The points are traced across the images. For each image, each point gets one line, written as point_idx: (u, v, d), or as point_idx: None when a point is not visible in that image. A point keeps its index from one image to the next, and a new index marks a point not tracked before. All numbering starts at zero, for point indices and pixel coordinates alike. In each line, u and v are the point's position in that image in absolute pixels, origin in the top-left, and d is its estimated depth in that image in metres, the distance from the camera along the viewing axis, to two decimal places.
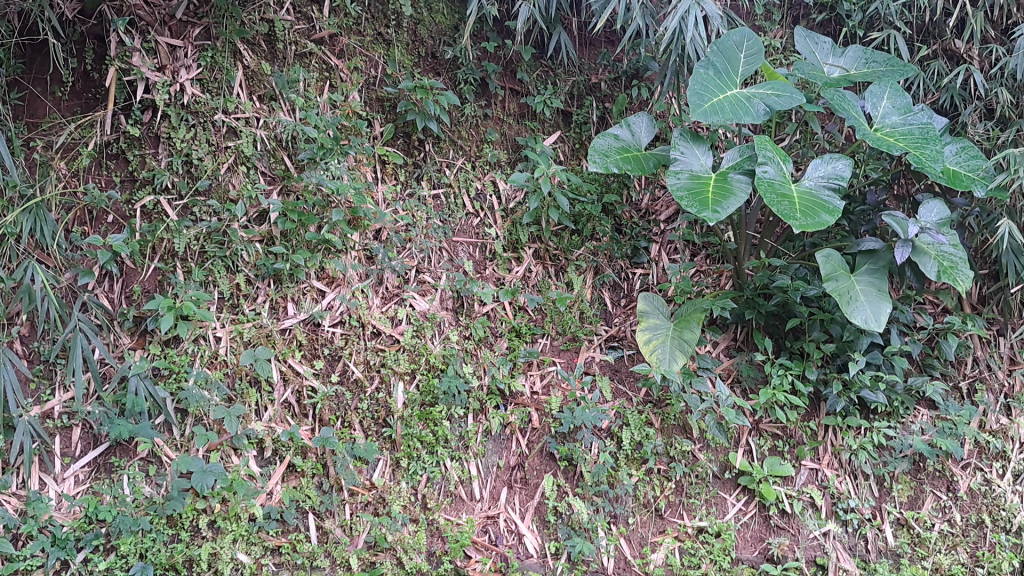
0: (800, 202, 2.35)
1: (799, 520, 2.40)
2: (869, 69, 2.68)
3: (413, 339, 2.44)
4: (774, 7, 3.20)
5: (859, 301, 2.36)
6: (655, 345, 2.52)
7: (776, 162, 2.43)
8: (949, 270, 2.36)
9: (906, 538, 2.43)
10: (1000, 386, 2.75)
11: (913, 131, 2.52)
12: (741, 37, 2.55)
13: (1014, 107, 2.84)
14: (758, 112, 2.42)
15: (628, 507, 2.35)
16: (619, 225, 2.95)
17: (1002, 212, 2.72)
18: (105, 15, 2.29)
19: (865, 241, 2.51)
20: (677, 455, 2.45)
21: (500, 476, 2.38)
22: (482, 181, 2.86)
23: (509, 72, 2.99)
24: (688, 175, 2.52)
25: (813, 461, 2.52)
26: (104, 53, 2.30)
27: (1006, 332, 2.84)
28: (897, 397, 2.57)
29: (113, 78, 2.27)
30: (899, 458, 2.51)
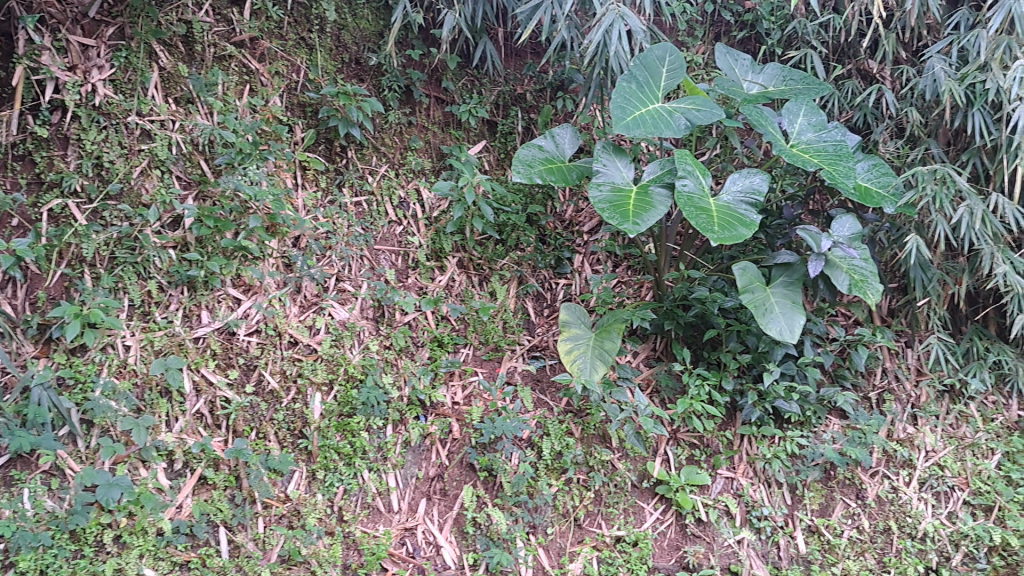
0: (718, 217, 2.37)
1: (714, 528, 2.40)
2: (787, 86, 2.72)
3: (332, 349, 2.38)
4: (696, 23, 3.35)
5: (774, 312, 2.39)
6: (575, 355, 2.49)
7: (696, 176, 2.45)
8: (860, 283, 2.40)
9: (816, 545, 2.42)
10: (907, 396, 2.81)
11: (826, 147, 2.56)
12: (663, 51, 2.56)
13: (923, 126, 2.84)
14: (679, 126, 2.43)
15: (547, 517, 2.31)
16: (544, 235, 2.95)
17: (911, 228, 2.72)
18: (13, 12, 2.21)
19: (780, 255, 2.54)
20: (596, 464, 2.43)
21: (418, 487, 2.32)
22: (406, 190, 2.83)
23: (434, 81, 2.99)
24: (609, 188, 2.52)
25: (729, 470, 2.55)
26: (11, 51, 2.22)
27: (914, 343, 2.90)
28: (811, 407, 2.61)
29: (21, 77, 2.20)
30: (811, 467, 2.53)
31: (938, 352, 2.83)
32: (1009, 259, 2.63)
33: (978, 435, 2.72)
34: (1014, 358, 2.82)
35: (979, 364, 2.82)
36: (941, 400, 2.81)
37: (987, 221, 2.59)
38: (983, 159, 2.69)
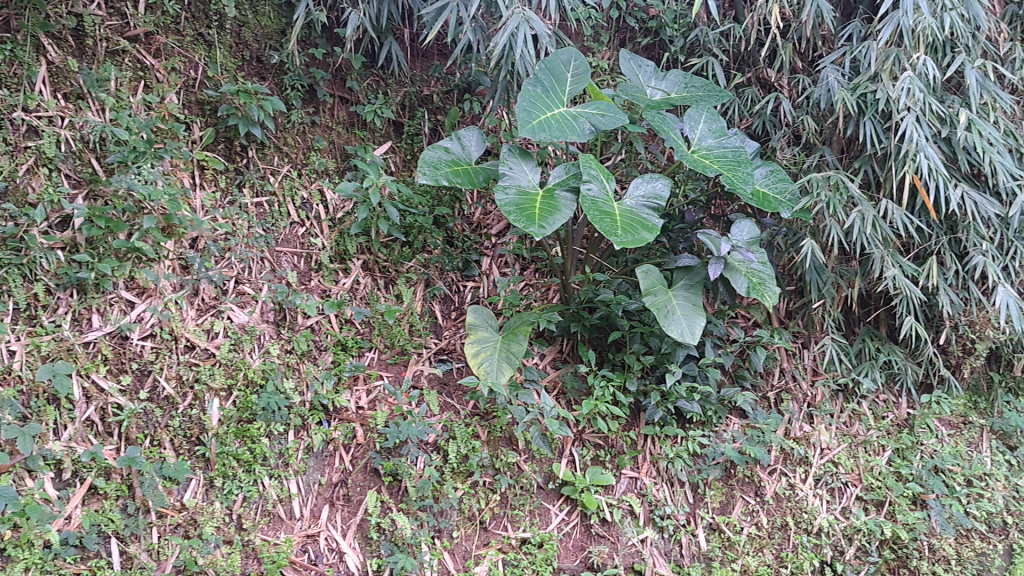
0: (622, 220, 2.38)
1: (617, 528, 2.39)
2: (689, 92, 2.78)
3: (230, 353, 2.27)
4: (602, 29, 3.35)
5: (676, 314, 2.41)
6: (482, 358, 2.46)
7: (600, 181, 2.45)
8: (758, 286, 2.43)
9: (717, 542, 2.44)
10: (804, 395, 2.88)
11: (726, 154, 2.59)
12: (569, 57, 2.57)
13: (818, 134, 2.90)
14: (584, 130, 2.41)
15: (452, 521, 2.27)
16: (451, 238, 2.93)
17: (806, 232, 2.77)
18: None
19: (682, 257, 2.58)
20: (502, 467, 2.40)
21: (321, 493, 2.24)
22: (309, 190, 2.76)
23: (338, 80, 2.92)
24: (515, 191, 2.49)
25: (633, 470, 2.54)
26: None
27: (810, 345, 2.98)
28: (711, 407, 2.63)
29: None
30: (712, 466, 2.55)
31: (833, 353, 2.89)
32: (898, 263, 2.70)
33: (869, 433, 2.80)
34: (903, 358, 2.93)
35: (870, 364, 2.93)
36: (835, 399, 2.90)
37: (877, 226, 2.64)
38: (873, 166, 2.76)
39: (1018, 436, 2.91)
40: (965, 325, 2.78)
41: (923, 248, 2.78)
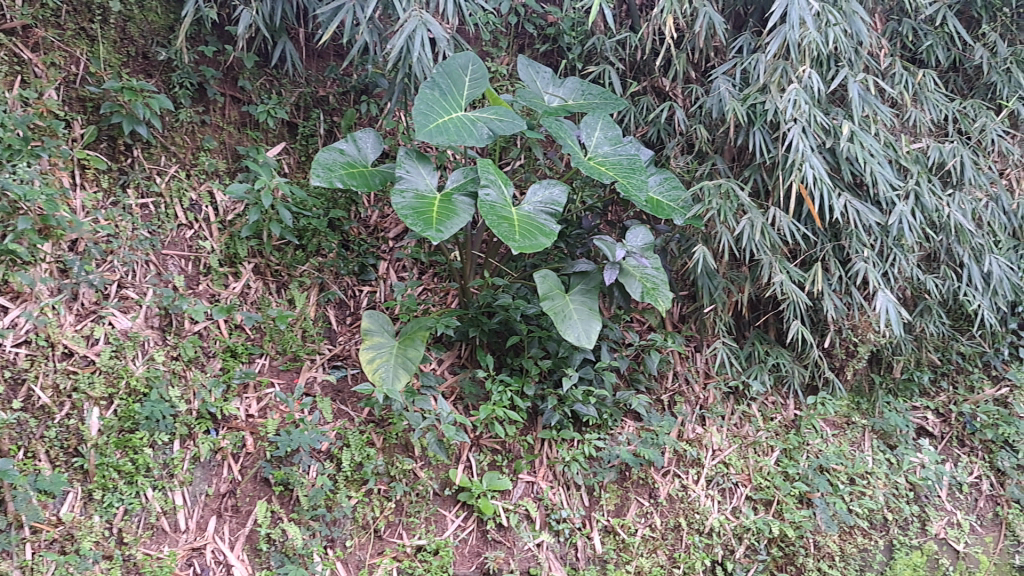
0: (519, 225, 2.33)
1: (514, 532, 2.33)
2: (585, 100, 2.67)
3: (111, 360, 2.10)
4: (501, 34, 3.37)
5: (573, 318, 2.39)
6: (377, 363, 2.36)
7: (498, 186, 2.41)
8: (652, 291, 2.45)
9: (611, 544, 2.40)
10: (696, 398, 2.87)
11: (621, 161, 2.58)
12: (467, 60, 2.49)
13: (710, 143, 2.89)
14: (482, 135, 2.35)
15: (345, 530, 2.16)
16: (347, 241, 2.79)
17: (698, 239, 2.74)
18: None
19: (578, 263, 2.55)
20: (397, 474, 2.29)
21: (208, 505, 2.09)
22: (198, 192, 2.60)
23: (229, 78, 2.79)
24: (413, 194, 2.42)
25: (530, 474, 2.48)
26: None
27: (702, 348, 2.99)
28: (607, 410, 2.60)
29: None
30: (607, 468, 2.51)
31: (724, 356, 2.90)
32: (785, 269, 2.71)
33: (759, 434, 2.81)
34: (790, 361, 2.94)
35: (760, 367, 2.94)
36: (726, 401, 2.90)
37: (765, 233, 2.64)
38: (763, 175, 2.75)
39: (899, 435, 2.92)
40: (848, 329, 2.80)
41: (809, 254, 2.79)
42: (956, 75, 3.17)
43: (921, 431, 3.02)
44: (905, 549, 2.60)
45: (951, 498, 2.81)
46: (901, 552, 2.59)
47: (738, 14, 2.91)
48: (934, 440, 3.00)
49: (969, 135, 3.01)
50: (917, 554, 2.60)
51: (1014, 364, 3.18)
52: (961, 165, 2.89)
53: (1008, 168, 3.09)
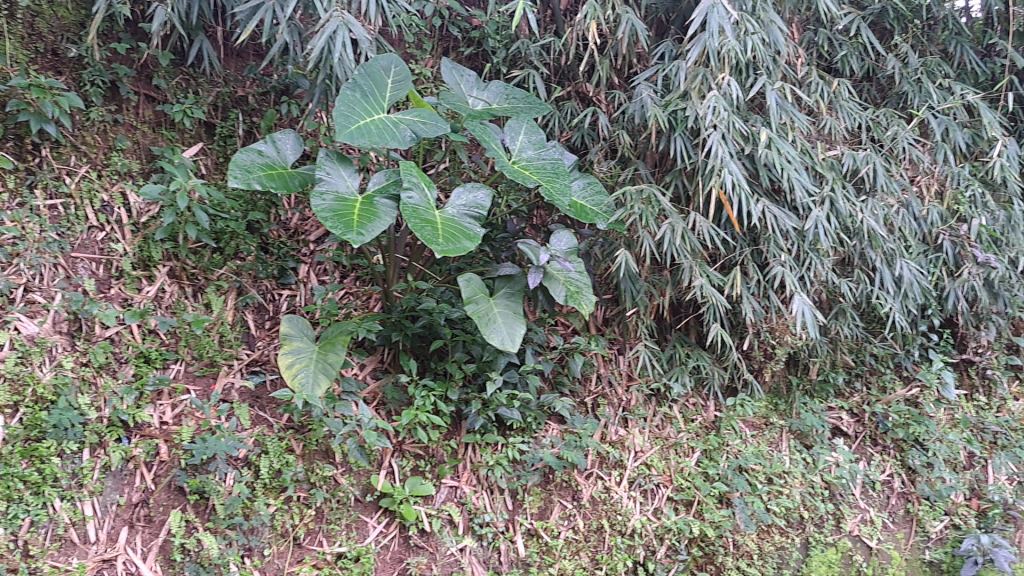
0: (443, 228, 2.27)
1: (437, 537, 2.29)
2: (510, 105, 2.67)
3: (16, 366, 1.98)
4: (425, 38, 3.27)
5: (497, 321, 2.34)
6: (297, 369, 2.23)
7: (421, 189, 2.35)
8: (575, 295, 2.42)
9: (534, 547, 2.37)
10: (619, 400, 2.86)
11: (545, 166, 2.52)
12: (389, 62, 2.41)
13: (633, 148, 2.92)
14: (404, 137, 2.28)
15: (263, 538, 2.07)
16: (265, 243, 2.63)
17: (621, 243, 2.73)
18: None
19: (502, 266, 2.51)
20: (317, 481, 2.20)
21: (119, 515, 1.98)
22: (109, 193, 2.45)
23: (143, 76, 2.61)
24: (332, 197, 2.30)
25: (453, 479, 2.43)
26: None
27: (625, 351, 2.97)
28: (531, 413, 2.55)
29: None
30: (531, 471, 2.48)
31: (646, 359, 2.88)
32: (705, 272, 2.72)
33: (680, 435, 2.82)
34: (710, 363, 2.94)
35: (681, 369, 2.93)
36: (648, 403, 2.89)
37: (686, 238, 2.64)
38: (684, 181, 2.76)
39: (815, 436, 2.95)
40: (767, 332, 2.84)
41: (728, 258, 2.81)
42: (870, 85, 3.23)
43: (836, 431, 3.07)
44: (819, 546, 2.65)
45: (864, 496, 2.86)
46: (817, 549, 2.63)
47: (659, 22, 2.94)
48: (849, 439, 3.05)
49: (882, 143, 3.05)
50: (832, 551, 2.65)
51: (924, 364, 3.28)
52: (874, 172, 2.95)
53: (918, 175, 3.13)
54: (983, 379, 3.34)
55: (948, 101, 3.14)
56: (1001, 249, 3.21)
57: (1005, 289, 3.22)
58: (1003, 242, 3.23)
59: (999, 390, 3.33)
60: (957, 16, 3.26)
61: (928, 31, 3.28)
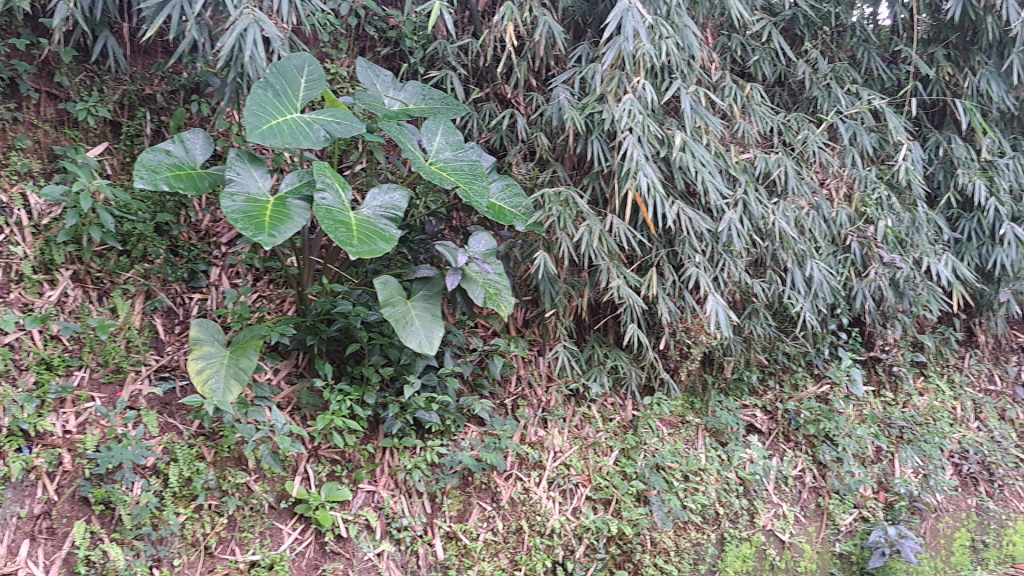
0: (358, 230, 2.19)
1: (353, 543, 2.22)
2: (426, 105, 2.64)
3: None
4: (341, 36, 3.15)
5: (414, 324, 2.29)
6: (206, 374, 2.13)
7: (335, 190, 2.23)
8: (495, 297, 2.36)
9: (453, 550, 2.33)
10: (539, 401, 2.84)
11: (463, 167, 2.46)
12: (301, 61, 2.32)
13: (551, 151, 2.85)
14: (318, 137, 2.19)
15: (172, 548, 1.99)
16: (174, 246, 2.53)
17: (540, 245, 2.67)
18: None
19: (419, 268, 2.43)
20: (230, 488, 2.14)
21: (20, 528, 1.90)
22: (8, 195, 2.32)
23: (43, 74, 2.49)
24: (244, 198, 2.18)
25: (370, 484, 2.38)
26: None
27: (544, 352, 2.94)
28: (450, 416, 2.52)
29: None
30: (449, 474, 2.44)
31: (565, 360, 2.87)
32: (622, 273, 2.69)
33: (598, 434, 2.82)
34: (628, 363, 2.96)
35: (599, 369, 2.93)
36: (567, 403, 2.89)
37: (603, 239, 2.62)
38: (601, 183, 2.73)
39: (730, 433, 2.99)
40: (682, 332, 2.86)
41: (645, 259, 2.79)
42: (781, 90, 3.30)
43: (750, 428, 3.12)
44: (735, 541, 2.66)
45: (777, 491, 2.90)
46: (732, 544, 2.65)
47: (578, 25, 2.90)
48: (762, 436, 3.10)
49: (792, 146, 3.12)
50: (747, 546, 2.67)
51: (833, 362, 3.31)
52: (785, 175, 3.00)
53: (827, 178, 3.22)
54: (889, 376, 3.42)
55: (856, 107, 3.21)
56: (906, 249, 3.25)
57: (909, 289, 3.26)
58: (906, 243, 3.27)
59: (905, 386, 3.42)
60: (864, 24, 3.35)
61: (837, 38, 3.37)
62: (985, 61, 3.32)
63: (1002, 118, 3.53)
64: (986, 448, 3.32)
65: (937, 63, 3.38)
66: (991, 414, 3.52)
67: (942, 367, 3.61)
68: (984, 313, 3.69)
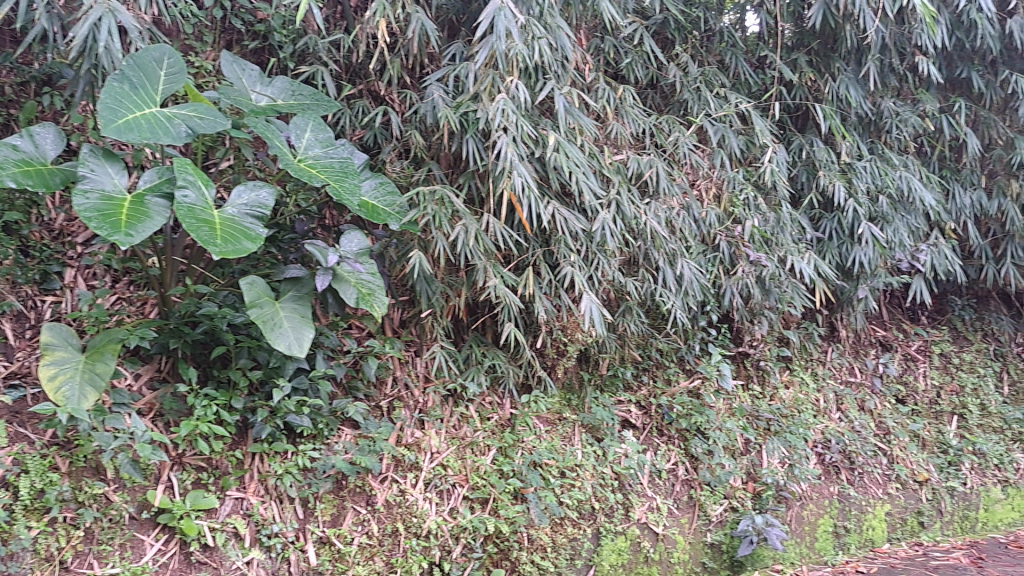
0: (222, 229, 2.07)
1: (221, 552, 2.21)
2: (296, 101, 2.50)
3: None
4: (206, 28, 2.99)
5: (283, 326, 2.19)
6: (61, 380, 2.08)
7: (198, 186, 2.10)
8: (367, 297, 2.30)
9: (327, 555, 2.33)
10: (415, 403, 2.77)
11: (333, 164, 2.38)
12: (162, 53, 2.19)
13: (426, 149, 2.76)
14: (180, 134, 2.10)
15: (24, 565, 1.99)
16: (25, 246, 2.45)
17: (415, 244, 2.61)
18: None
19: (288, 269, 2.34)
20: (86, 499, 2.11)
21: None
22: None
23: None
24: (98, 195, 2.04)
25: (238, 491, 2.33)
26: None
27: (421, 352, 2.87)
28: (322, 419, 2.47)
29: None
30: (322, 479, 2.39)
31: (442, 360, 2.79)
32: (499, 273, 2.63)
33: (476, 434, 2.78)
34: (505, 362, 2.90)
35: (476, 369, 2.87)
36: (444, 404, 2.83)
37: (480, 238, 2.56)
38: (477, 183, 2.66)
39: (605, 428, 3.00)
40: (558, 330, 2.82)
41: (521, 259, 2.74)
42: (653, 92, 3.31)
43: (624, 423, 3.14)
44: (610, 535, 2.70)
45: (651, 485, 2.93)
46: (607, 538, 2.68)
47: (451, 23, 2.82)
48: (636, 431, 3.13)
49: (664, 148, 3.14)
50: (621, 540, 2.71)
51: (703, 357, 3.38)
52: (656, 176, 3.01)
53: (697, 179, 3.28)
54: (757, 370, 3.53)
55: (724, 109, 3.26)
56: (771, 248, 3.34)
57: (774, 286, 3.35)
58: (772, 242, 3.35)
59: (772, 378, 3.52)
60: (732, 31, 3.42)
61: (707, 42, 3.44)
62: (845, 67, 3.45)
63: (859, 122, 3.65)
64: (847, 438, 3.44)
65: (799, 68, 3.48)
66: (851, 405, 3.66)
67: (806, 360, 3.74)
68: (845, 307, 3.80)
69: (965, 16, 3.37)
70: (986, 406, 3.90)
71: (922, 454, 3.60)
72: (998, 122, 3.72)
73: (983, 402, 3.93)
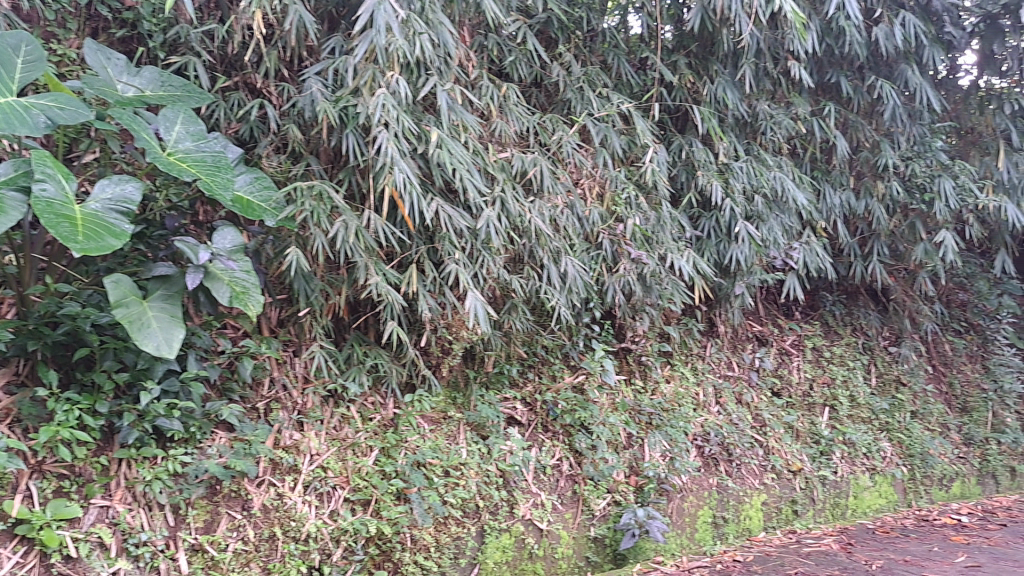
0: (83, 225, 1.91)
1: (84, 563, 2.05)
2: (165, 92, 2.37)
3: None
4: (69, 16, 2.74)
5: (151, 327, 2.04)
6: None
7: (57, 180, 1.94)
8: (241, 296, 2.18)
9: (199, 563, 2.20)
10: (293, 404, 2.64)
11: (205, 158, 2.22)
12: (18, 40, 2.03)
13: (304, 143, 2.62)
14: (38, 125, 1.90)
15: None
16: None
17: (291, 240, 2.46)
18: None
19: (156, 267, 2.19)
20: None
21: None
22: None
23: None
24: None
25: (104, 499, 2.17)
26: None
27: (300, 352, 2.74)
28: (194, 422, 2.33)
29: None
30: (194, 484, 2.28)
31: (320, 360, 2.68)
32: (381, 271, 2.57)
33: (358, 435, 2.67)
34: (388, 361, 2.81)
35: (358, 369, 2.76)
36: (324, 405, 2.71)
37: (360, 236, 2.46)
38: (358, 178, 2.55)
39: (490, 426, 2.94)
40: (443, 328, 2.76)
41: (404, 256, 2.68)
42: (537, 91, 3.28)
43: (509, 421, 3.10)
44: (495, 533, 2.64)
45: (536, 481, 2.89)
46: (491, 536, 2.63)
47: (331, 16, 2.67)
48: (522, 428, 3.09)
49: (548, 146, 3.12)
50: (505, 537, 2.66)
51: (588, 354, 3.37)
52: (540, 174, 2.95)
53: (582, 178, 3.24)
54: (639, 364, 3.55)
55: (606, 109, 3.26)
56: (652, 246, 3.32)
57: (654, 283, 3.34)
58: (653, 241, 3.34)
59: (653, 373, 3.56)
60: (614, 31, 3.45)
61: (589, 42, 3.45)
62: (721, 70, 3.51)
63: (736, 124, 3.66)
64: (724, 431, 3.47)
65: (679, 70, 3.51)
66: (728, 399, 3.71)
67: (686, 355, 3.76)
68: (722, 304, 3.86)
69: (834, 23, 3.44)
70: (855, 398, 4.05)
71: (796, 444, 3.69)
72: (865, 124, 3.86)
73: (851, 394, 4.05)
